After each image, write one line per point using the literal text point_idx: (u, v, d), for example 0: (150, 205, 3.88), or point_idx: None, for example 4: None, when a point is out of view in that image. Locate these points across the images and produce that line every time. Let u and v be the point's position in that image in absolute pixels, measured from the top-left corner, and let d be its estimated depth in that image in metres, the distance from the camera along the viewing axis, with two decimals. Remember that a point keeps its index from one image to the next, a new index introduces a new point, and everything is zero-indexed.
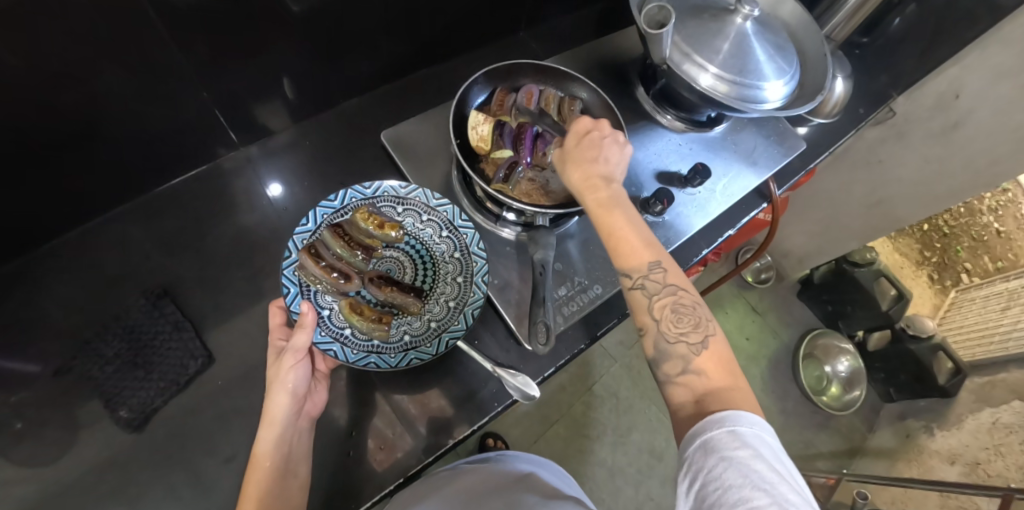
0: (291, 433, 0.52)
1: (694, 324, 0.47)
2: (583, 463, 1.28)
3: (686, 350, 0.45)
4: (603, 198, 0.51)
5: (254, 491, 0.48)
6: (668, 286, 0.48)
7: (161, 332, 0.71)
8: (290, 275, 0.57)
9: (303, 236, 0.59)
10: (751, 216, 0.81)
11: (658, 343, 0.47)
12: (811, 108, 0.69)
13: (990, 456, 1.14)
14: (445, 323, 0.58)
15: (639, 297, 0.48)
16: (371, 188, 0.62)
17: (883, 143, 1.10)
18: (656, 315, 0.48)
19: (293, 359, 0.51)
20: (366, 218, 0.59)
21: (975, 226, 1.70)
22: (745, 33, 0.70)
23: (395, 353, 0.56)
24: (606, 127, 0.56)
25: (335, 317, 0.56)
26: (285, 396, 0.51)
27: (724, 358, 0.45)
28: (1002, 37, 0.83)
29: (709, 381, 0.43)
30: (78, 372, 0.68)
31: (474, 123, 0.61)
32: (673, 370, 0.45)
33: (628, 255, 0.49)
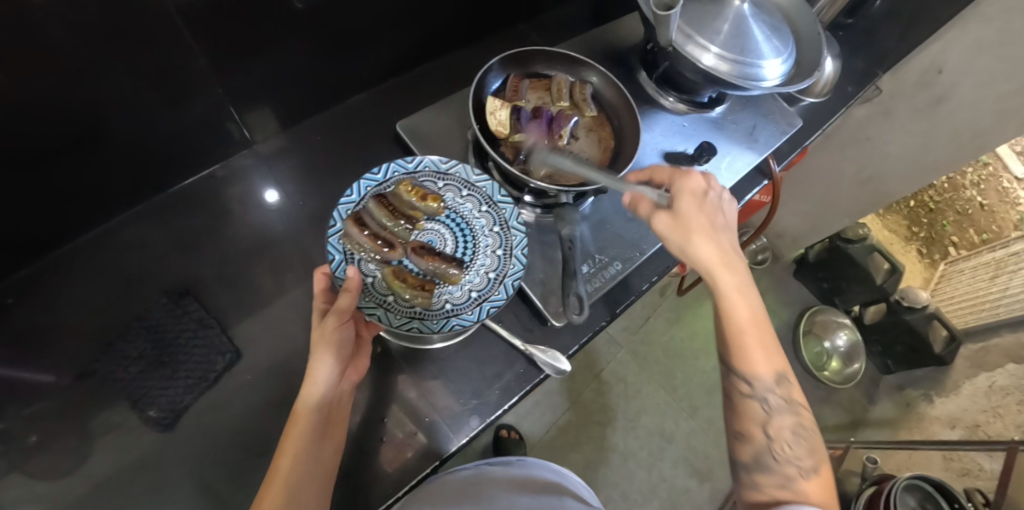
0: (333, 396, 0.53)
1: (808, 450, 0.51)
2: (597, 449, 1.30)
3: (796, 471, 0.50)
4: (738, 284, 0.54)
5: (291, 446, 0.50)
6: (791, 403, 0.53)
7: (186, 329, 0.73)
8: (336, 244, 0.57)
9: (347, 206, 0.60)
10: (752, 193, 0.84)
11: (764, 454, 0.51)
12: (809, 84, 0.71)
13: (990, 418, 1.21)
14: (486, 293, 0.59)
15: (756, 408, 0.53)
16: (413, 162, 0.63)
17: (871, 121, 1.13)
18: (769, 430, 0.52)
19: (337, 321, 0.52)
20: (409, 190, 0.59)
21: (959, 201, 1.72)
22: (743, 15, 0.72)
23: (437, 319, 0.57)
24: (717, 188, 0.58)
25: (378, 285, 0.57)
26: (328, 357, 0.52)
27: (828, 486, 0.50)
28: (981, 13, 0.86)
29: (811, 501, 0.48)
30: (104, 373, 0.69)
31: (492, 108, 0.63)
32: (771, 481, 0.51)
33: (760, 362, 0.53)
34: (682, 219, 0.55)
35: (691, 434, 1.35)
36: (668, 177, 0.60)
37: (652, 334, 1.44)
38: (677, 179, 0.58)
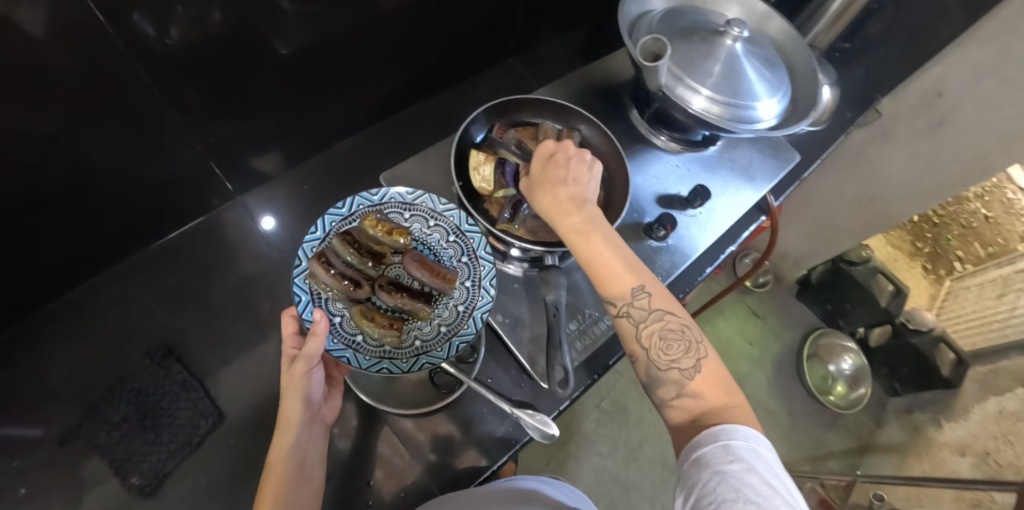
0: (306, 440, 0.51)
1: (685, 349, 0.47)
2: (598, 481, 1.27)
3: (678, 375, 0.46)
4: (579, 223, 0.52)
5: (269, 498, 0.48)
6: (653, 311, 0.48)
7: (169, 392, 0.85)
8: (301, 283, 0.54)
9: (311, 244, 0.57)
10: (750, 229, 0.82)
11: (651, 370, 0.47)
12: (806, 125, 0.69)
13: (1000, 445, 1.12)
14: (455, 327, 0.57)
15: (625, 326, 0.49)
16: (378, 194, 0.60)
17: (869, 144, 1.12)
18: (644, 342, 0.48)
19: (306, 367, 0.48)
20: (373, 224, 0.57)
21: (963, 214, 1.59)
22: (735, 55, 0.70)
23: (407, 359, 0.54)
24: (570, 147, 0.57)
25: (346, 324, 0.54)
26: (299, 403, 0.49)
27: (718, 381, 0.46)
28: (981, 35, 0.84)
29: (708, 403, 0.44)
30: (86, 438, 0.81)
31: (475, 164, 0.63)
32: (668, 394, 0.47)
33: (612, 284, 0.49)
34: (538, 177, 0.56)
35: None
36: (549, 156, 0.57)
37: None
38: (535, 152, 0.59)
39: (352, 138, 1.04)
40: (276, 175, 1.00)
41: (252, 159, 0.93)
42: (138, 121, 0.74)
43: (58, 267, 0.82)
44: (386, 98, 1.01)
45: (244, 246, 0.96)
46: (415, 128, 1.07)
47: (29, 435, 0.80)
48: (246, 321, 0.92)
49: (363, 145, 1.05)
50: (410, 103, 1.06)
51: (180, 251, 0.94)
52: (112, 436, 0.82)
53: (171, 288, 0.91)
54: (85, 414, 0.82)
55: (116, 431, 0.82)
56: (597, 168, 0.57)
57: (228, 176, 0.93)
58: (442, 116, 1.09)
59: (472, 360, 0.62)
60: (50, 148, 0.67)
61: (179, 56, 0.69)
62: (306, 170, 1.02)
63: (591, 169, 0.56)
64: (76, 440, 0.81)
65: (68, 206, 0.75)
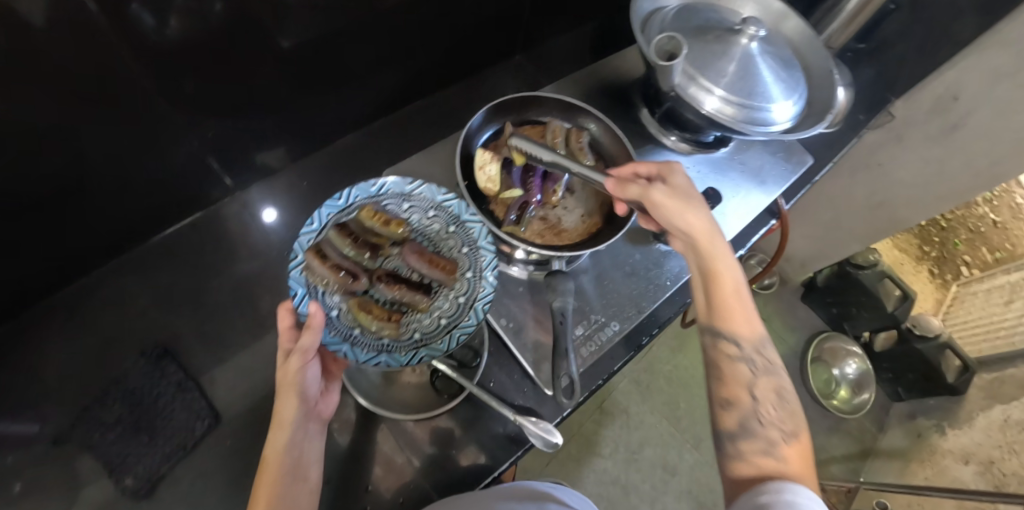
0: (302, 440, 0.49)
1: (790, 416, 0.49)
2: (598, 483, 1.26)
3: (778, 435, 0.47)
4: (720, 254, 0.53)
5: (261, 500, 0.46)
6: (773, 368, 0.51)
7: (165, 393, 0.84)
8: (297, 277, 0.52)
9: (308, 236, 0.55)
10: (761, 233, 0.80)
11: (748, 419, 0.48)
12: (822, 128, 0.67)
13: (1005, 454, 1.10)
14: (456, 319, 0.54)
15: (741, 369, 0.50)
16: (376, 185, 0.58)
17: (882, 146, 1.08)
18: (753, 393, 0.50)
19: (301, 361, 0.46)
20: (371, 215, 0.55)
21: (972, 218, 1.61)
22: (751, 54, 0.68)
23: (406, 352, 0.52)
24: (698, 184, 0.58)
25: (343, 317, 0.52)
26: (294, 399, 0.47)
27: (808, 456, 0.47)
28: (1001, 39, 0.81)
29: (790, 470, 0.45)
30: (80, 437, 0.80)
31: (482, 162, 0.60)
32: (751, 447, 0.47)
33: (741, 325, 0.52)
34: (674, 193, 0.53)
35: (694, 467, 1.31)
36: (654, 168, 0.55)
37: (655, 363, 1.40)
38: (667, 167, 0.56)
39: (354, 134, 1.02)
40: (277, 170, 0.98)
41: (252, 155, 0.91)
42: (135, 116, 0.72)
43: (52, 264, 0.80)
44: (390, 93, 0.99)
45: (244, 242, 0.95)
46: (419, 124, 1.06)
47: (23, 432, 0.79)
48: (244, 318, 0.90)
49: (366, 140, 1.03)
50: (414, 99, 1.05)
51: (178, 247, 0.92)
52: (106, 437, 0.81)
53: (168, 285, 0.90)
54: (79, 414, 0.81)
55: (109, 433, 0.81)
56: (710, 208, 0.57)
57: (227, 172, 0.91)
58: (446, 112, 1.07)
59: (474, 365, 0.61)
60: (44, 144, 0.66)
61: (178, 49, 0.67)
62: (307, 165, 1.00)
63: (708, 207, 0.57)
64: (69, 441, 0.80)
65: (63, 203, 0.74)
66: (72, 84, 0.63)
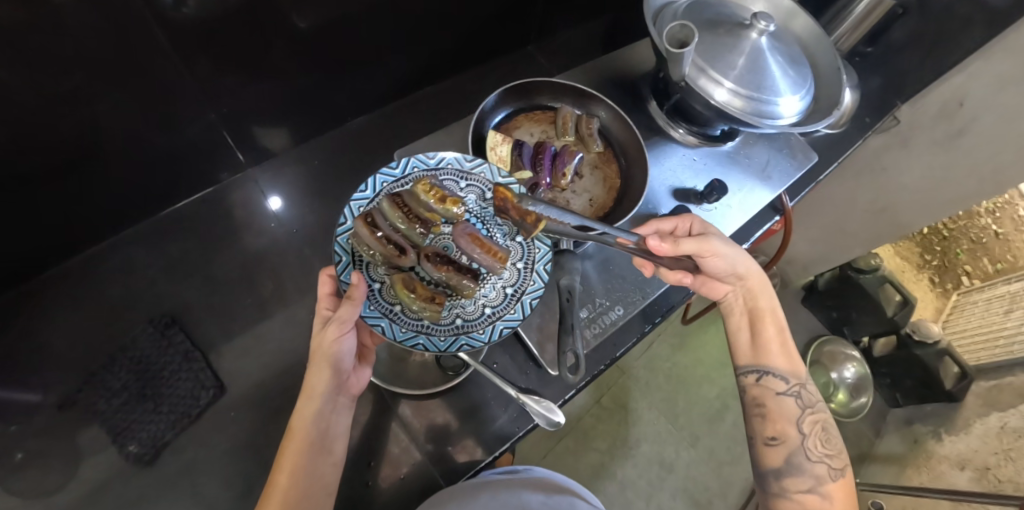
0: (330, 411, 0.50)
1: (836, 449, 0.54)
2: (595, 477, 1.27)
3: (825, 469, 0.52)
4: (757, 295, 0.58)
5: (287, 463, 0.48)
6: (816, 403, 0.56)
7: (170, 362, 0.85)
8: (344, 243, 0.52)
9: (360, 203, 0.54)
10: (764, 229, 0.81)
11: (796, 456, 0.53)
12: (828, 123, 0.68)
13: (1001, 461, 1.09)
14: (500, 310, 0.54)
15: (789, 406, 0.55)
16: (435, 158, 0.57)
17: (886, 151, 1.07)
18: (801, 428, 0.54)
19: (338, 331, 0.47)
20: (427, 190, 0.53)
21: (975, 229, 1.68)
22: (761, 48, 0.68)
23: (445, 337, 0.52)
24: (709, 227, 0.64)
25: (385, 292, 0.52)
26: (327, 370, 0.48)
27: (850, 490, 0.53)
28: (1006, 46, 0.85)
29: (834, 506, 0.51)
30: (85, 404, 0.81)
31: (493, 143, 0.61)
32: (797, 483, 0.52)
33: (785, 363, 0.57)
34: (720, 240, 0.58)
35: (691, 464, 1.32)
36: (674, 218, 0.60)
37: (656, 360, 1.41)
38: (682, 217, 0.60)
39: (364, 118, 1.03)
40: (287, 150, 0.99)
41: (262, 133, 0.92)
42: (152, 91, 0.73)
43: (61, 233, 0.81)
44: (401, 78, 1.00)
45: (251, 222, 0.95)
46: (427, 111, 1.06)
47: (27, 401, 0.79)
48: (250, 297, 0.91)
49: (375, 125, 1.04)
50: (424, 86, 1.05)
51: (186, 223, 0.93)
52: (111, 404, 0.81)
53: (175, 260, 0.91)
54: (85, 380, 0.82)
55: (115, 400, 0.82)
56: None
57: (239, 146, 0.92)
58: (454, 101, 1.08)
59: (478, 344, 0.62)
60: (62, 114, 0.67)
61: (194, 25, 0.68)
62: (316, 147, 1.01)
63: None
64: (75, 406, 0.80)
65: (78, 173, 0.75)
66: (93, 55, 0.64)
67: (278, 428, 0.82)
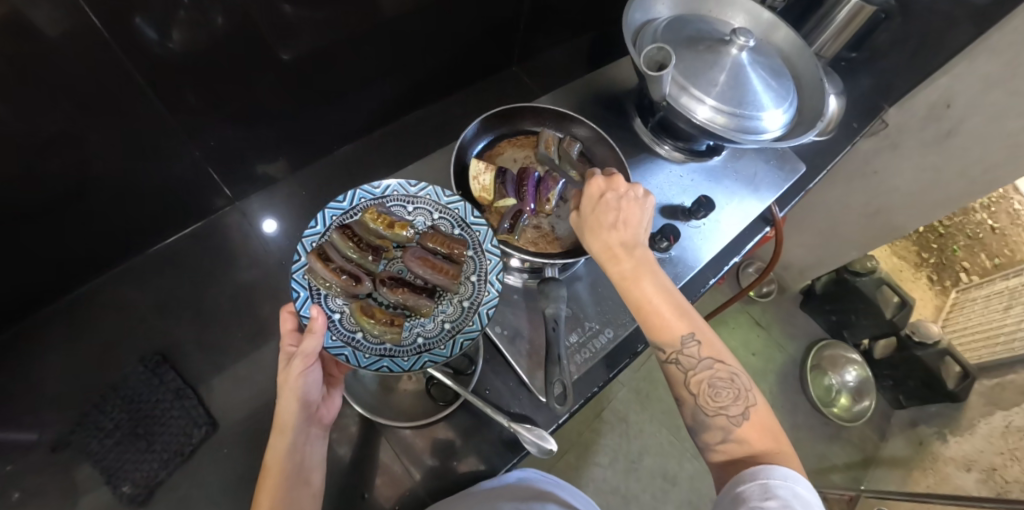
0: (303, 443, 0.49)
1: (734, 396, 0.48)
2: (598, 492, 1.25)
3: (724, 422, 0.47)
4: (629, 269, 0.51)
5: (264, 503, 0.45)
6: (702, 359, 0.49)
7: (163, 399, 0.85)
8: (300, 279, 0.51)
9: (311, 238, 0.54)
10: (756, 240, 0.81)
11: (696, 414, 0.49)
12: (813, 135, 0.68)
13: (1006, 462, 1.08)
14: (460, 324, 0.54)
15: (673, 372, 0.50)
16: (380, 187, 0.58)
17: (877, 154, 1.09)
18: (693, 390, 0.49)
19: (303, 365, 0.47)
20: (375, 219, 0.55)
21: (970, 225, 1.63)
22: (741, 64, 0.69)
23: (408, 356, 0.51)
24: (620, 185, 0.55)
25: (345, 321, 0.51)
26: (296, 404, 0.47)
27: (766, 426, 0.47)
28: (991, 46, 0.84)
29: (748, 451, 0.46)
30: (78, 445, 0.80)
31: (476, 172, 0.62)
32: (713, 437, 0.48)
33: (657, 331, 0.50)
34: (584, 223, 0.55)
35: (694, 476, 1.30)
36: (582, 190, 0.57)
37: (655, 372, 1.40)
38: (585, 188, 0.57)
39: (353, 144, 1.04)
40: (276, 180, 0.99)
41: (252, 165, 0.93)
42: (136, 127, 0.74)
43: (49, 273, 0.81)
44: (389, 102, 1.00)
45: (243, 252, 0.95)
46: (416, 134, 1.07)
47: (21, 442, 0.79)
48: (244, 327, 0.91)
49: (364, 150, 1.04)
50: (412, 109, 1.06)
51: (177, 256, 0.93)
52: (104, 443, 0.81)
53: (167, 294, 0.91)
54: (79, 419, 0.81)
55: (107, 440, 0.81)
56: (646, 206, 0.55)
57: (227, 181, 0.92)
58: (443, 123, 1.09)
59: (469, 372, 0.62)
60: (45, 154, 0.67)
61: (178, 62, 0.69)
62: (306, 175, 1.01)
63: (641, 207, 0.55)
64: (68, 448, 0.80)
65: (63, 213, 0.75)
66: (72, 95, 0.64)
67: None
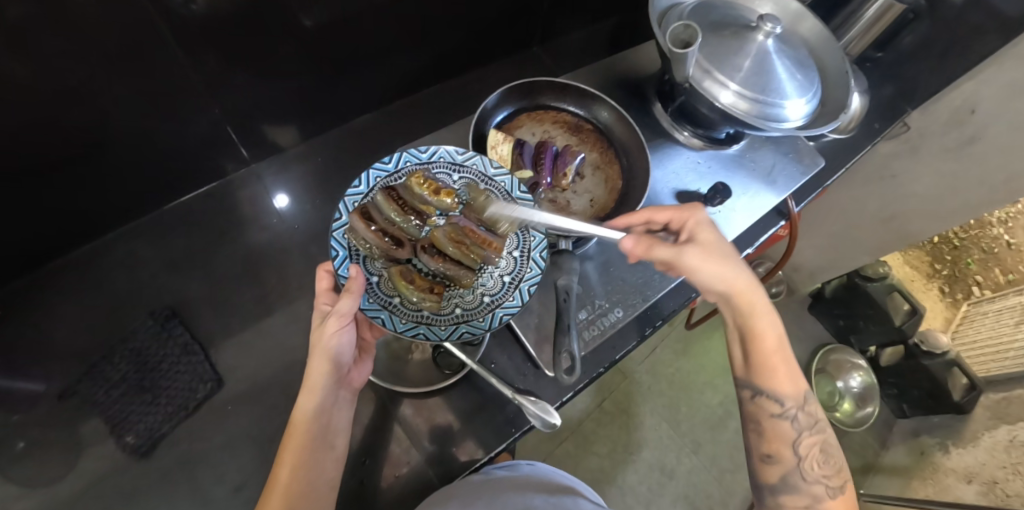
0: (331, 405, 0.50)
1: (835, 466, 0.51)
2: (595, 481, 1.25)
3: (822, 490, 0.50)
4: (756, 313, 0.52)
5: (289, 458, 0.48)
6: (817, 422, 0.52)
7: (171, 354, 0.86)
8: (340, 238, 0.52)
9: (354, 198, 0.54)
10: (770, 234, 0.80)
11: (792, 476, 0.50)
12: (834, 127, 0.67)
13: (1009, 475, 1.07)
14: (499, 298, 0.54)
15: (786, 428, 0.51)
16: (427, 151, 0.57)
17: (895, 157, 1.06)
18: (798, 449, 0.51)
19: (338, 324, 0.47)
20: (421, 183, 0.54)
21: (986, 239, 1.63)
22: (766, 51, 0.68)
23: (446, 326, 0.52)
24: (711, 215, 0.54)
25: (384, 285, 0.52)
26: (327, 363, 0.48)
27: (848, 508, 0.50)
28: (1019, 52, 0.81)
29: None
30: (84, 394, 0.81)
31: (494, 142, 0.62)
32: (794, 503, 0.50)
33: (785, 384, 0.51)
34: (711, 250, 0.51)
35: (691, 471, 1.30)
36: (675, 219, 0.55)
37: (658, 365, 1.40)
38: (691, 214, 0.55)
39: (365, 117, 1.04)
40: (290, 148, 1.00)
41: (267, 132, 0.93)
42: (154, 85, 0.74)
43: (65, 226, 0.82)
44: (404, 77, 1.00)
45: (254, 218, 0.96)
46: (431, 110, 1.07)
47: (27, 392, 0.80)
48: (250, 289, 0.92)
49: (378, 123, 1.04)
50: (428, 85, 1.06)
51: (190, 217, 0.94)
52: (110, 394, 0.82)
53: (178, 252, 0.91)
54: (86, 370, 0.82)
55: (113, 390, 0.82)
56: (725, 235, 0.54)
57: (242, 143, 0.92)
58: (457, 101, 1.08)
59: (478, 343, 0.62)
60: (65, 107, 0.67)
61: (200, 23, 0.69)
62: (321, 145, 1.01)
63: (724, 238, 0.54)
64: (75, 396, 0.81)
65: (80, 167, 0.76)
66: (94, 51, 0.64)
67: (276, 420, 0.82)
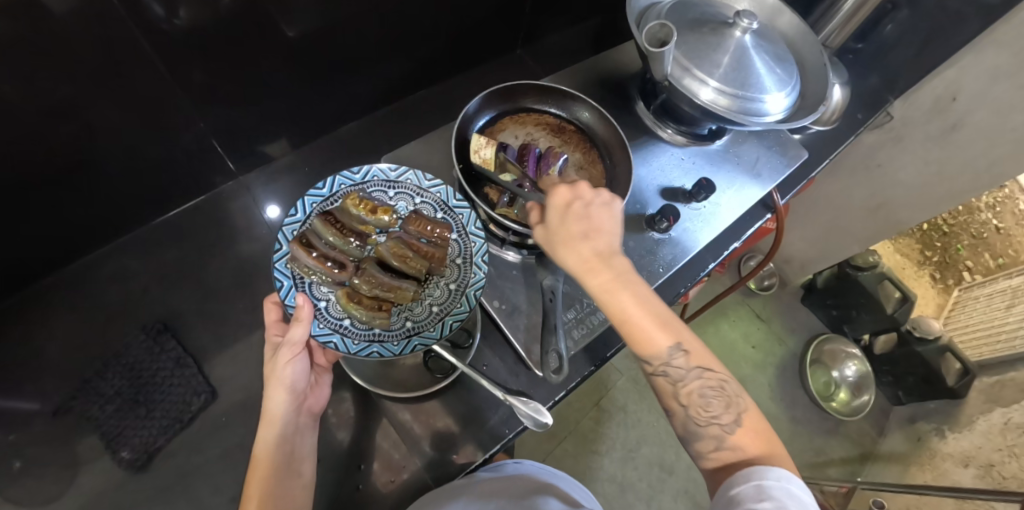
0: (293, 433, 0.50)
1: (726, 403, 0.45)
2: (595, 479, 1.26)
3: (720, 431, 0.44)
4: (608, 280, 0.46)
5: (256, 493, 0.46)
6: (698, 366, 0.45)
7: (164, 367, 0.86)
8: (283, 268, 0.52)
9: (291, 227, 0.55)
10: (756, 227, 0.80)
11: (688, 425, 0.45)
12: (814, 119, 0.68)
13: (1004, 458, 1.07)
14: (449, 306, 0.55)
15: (663, 385, 0.46)
16: (360, 172, 0.58)
17: (879, 147, 1.07)
18: (682, 399, 0.46)
19: (291, 354, 0.48)
20: (356, 204, 0.56)
21: (975, 224, 1.68)
22: (745, 46, 0.69)
23: (398, 341, 0.53)
24: (587, 192, 0.50)
25: (332, 308, 0.53)
26: (285, 394, 0.48)
27: (762, 433, 0.44)
28: (996, 38, 0.81)
29: (745, 456, 0.42)
30: (78, 410, 0.81)
31: (477, 146, 0.62)
32: (705, 446, 0.44)
33: (650, 346, 0.45)
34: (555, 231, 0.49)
35: (690, 466, 1.31)
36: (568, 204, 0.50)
37: None
38: (550, 196, 0.51)
39: (353, 124, 1.04)
40: (278, 158, 1.00)
41: (253, 143, 0.93)
42: (134, 100, 0.74)
43: (53, 245, 0.82)
44: (389, 83, 1.00)
45: (244, 230, 0.96)
46: (418, 114, 1.08)
47: (21, 411, 0.80)
48: (243, 300, 0.92)
49: (365, 129, 1.05)
50: (415, 90, 1.07)
51: (179, 230, 0.94)
52: (104, 409, 0.82)
53: (169, 266, 0.92)
54: (79, 387, 0.82)
55: (108, 406, 0.82)
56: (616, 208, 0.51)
57: (230, 156, 0.93)
58: (443, 105, 1.09)
59: (468, 346, 0.63)
60: (48, 125, 0.67)
61: (178, 36, 0.69)
62: (308, 154, 1.02)
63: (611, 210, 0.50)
64: (69, 413, 0.81)
65: (65, 185, 0.76)
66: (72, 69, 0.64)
67: None
